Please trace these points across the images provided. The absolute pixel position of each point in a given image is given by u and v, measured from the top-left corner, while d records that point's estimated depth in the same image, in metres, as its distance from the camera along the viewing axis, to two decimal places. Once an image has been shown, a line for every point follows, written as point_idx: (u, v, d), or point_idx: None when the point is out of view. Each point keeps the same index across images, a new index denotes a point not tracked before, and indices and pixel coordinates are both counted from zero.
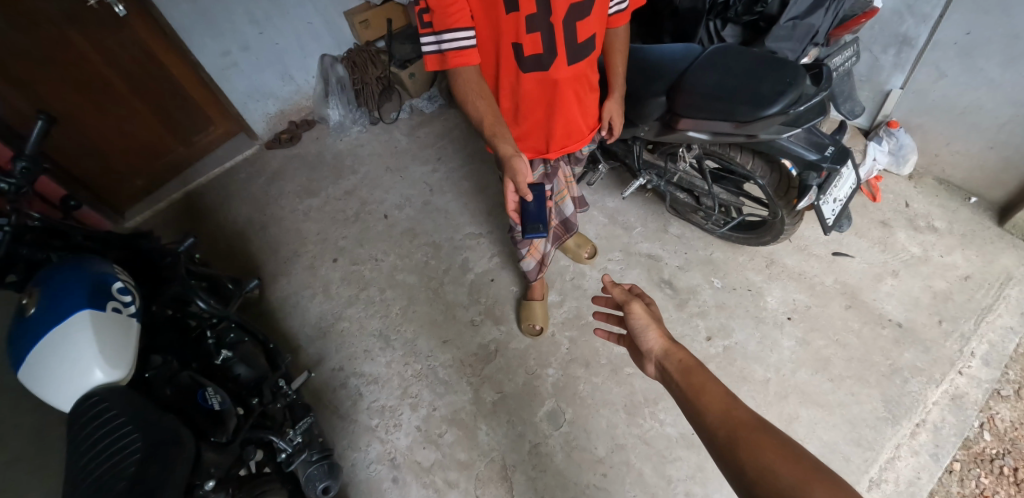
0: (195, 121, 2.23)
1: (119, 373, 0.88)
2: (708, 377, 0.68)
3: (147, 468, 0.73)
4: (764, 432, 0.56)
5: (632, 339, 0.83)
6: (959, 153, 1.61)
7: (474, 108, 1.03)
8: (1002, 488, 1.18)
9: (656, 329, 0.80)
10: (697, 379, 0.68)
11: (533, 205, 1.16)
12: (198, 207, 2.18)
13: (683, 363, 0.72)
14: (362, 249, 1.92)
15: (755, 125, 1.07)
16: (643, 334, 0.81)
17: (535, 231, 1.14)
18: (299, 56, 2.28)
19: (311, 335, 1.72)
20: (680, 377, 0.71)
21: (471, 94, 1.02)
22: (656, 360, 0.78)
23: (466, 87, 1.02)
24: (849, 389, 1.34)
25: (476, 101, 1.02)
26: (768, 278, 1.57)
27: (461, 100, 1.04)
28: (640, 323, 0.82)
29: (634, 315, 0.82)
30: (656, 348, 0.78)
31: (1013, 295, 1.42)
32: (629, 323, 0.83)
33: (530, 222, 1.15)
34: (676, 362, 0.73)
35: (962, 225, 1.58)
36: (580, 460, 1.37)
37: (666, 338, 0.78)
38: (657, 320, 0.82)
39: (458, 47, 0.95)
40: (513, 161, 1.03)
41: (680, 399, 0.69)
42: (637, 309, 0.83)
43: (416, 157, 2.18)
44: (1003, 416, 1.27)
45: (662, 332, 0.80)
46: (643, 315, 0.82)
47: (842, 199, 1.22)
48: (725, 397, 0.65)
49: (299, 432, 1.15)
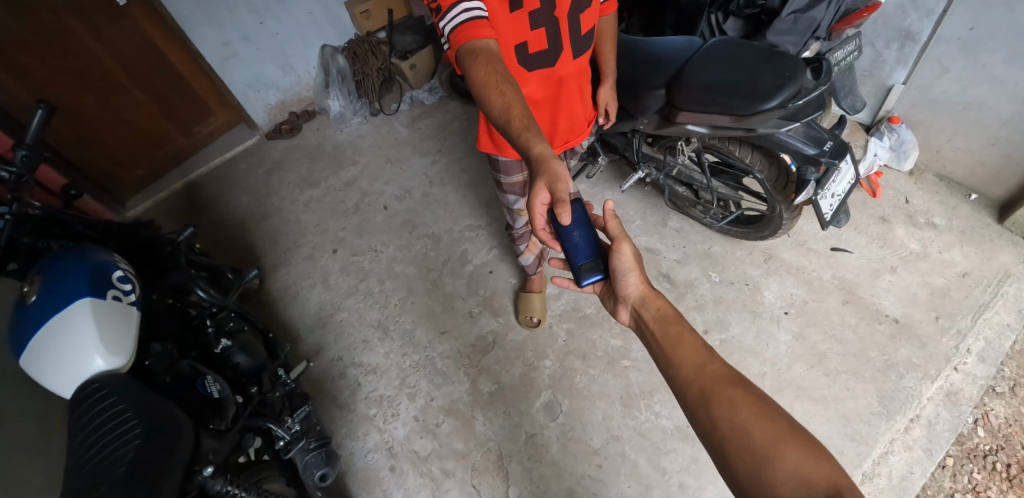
0: (195, 110, 2.22)
1: (119, 360, 0.89)
2: (687, 329, 0.69)
3: (148, 452, 0.75)
4: (740, 388, 0.59)
5: (614, 275, 0.84)
6: (960, 150, 1.60)
7: (499, 95, 0.85)
8: (994, 483, 1.19)
9: (638, 274, 0.81)
10: (674, 330, 0.69)
11: (579, 235, 0.87)
12: (198, 196, 2.18)
13: (663, 312, 0.73)
14: (361, 240, 1.93)
15: (754, 119, 1.06)
16: (625, 276, 0.81)
17: (593, 272, 0.86)
18: (300, 46, 2.27)
19: (310, 325, 1.73)
20: (658, 325, 0.72)
21: (492, 87, 0.86)
22: (634, 305, 0.79)
23: (486, 80, 0.86)
24: (845, 384, 1.35)
25: (503, 88, 0.86)
26: (766, 273, 1.57)
27: (483, 94, 0.87)
28: (624, 262, 0.82)
29: (621, 254, 0.82)
30: (635, 293, 0.79)
31: (1011, 292, 1.42)
32: (613, 261, 0.83)
33: (583, 259, 0.87)
34: (653, 309, 0.75)
35: (962, 222, 1.57)
36: (576, 450, 1.38)
37: (647, 284, 0.79)
38: (641, 266, 0.82)
39: (474, 19, 0.85)
40: (549, 161, 0.77)
41: (656, 349, 0.70)
42: (626, 249, 0.82)
43: (416, 148, 2.18)
44: (998, 413, 1.27)
45: (643, 278, 0.80)
46: (630, 256, 0.82)
47: (840, 194, 1.21)
48: (702, 349, 0.66)
49: (297, 421, 1.16)
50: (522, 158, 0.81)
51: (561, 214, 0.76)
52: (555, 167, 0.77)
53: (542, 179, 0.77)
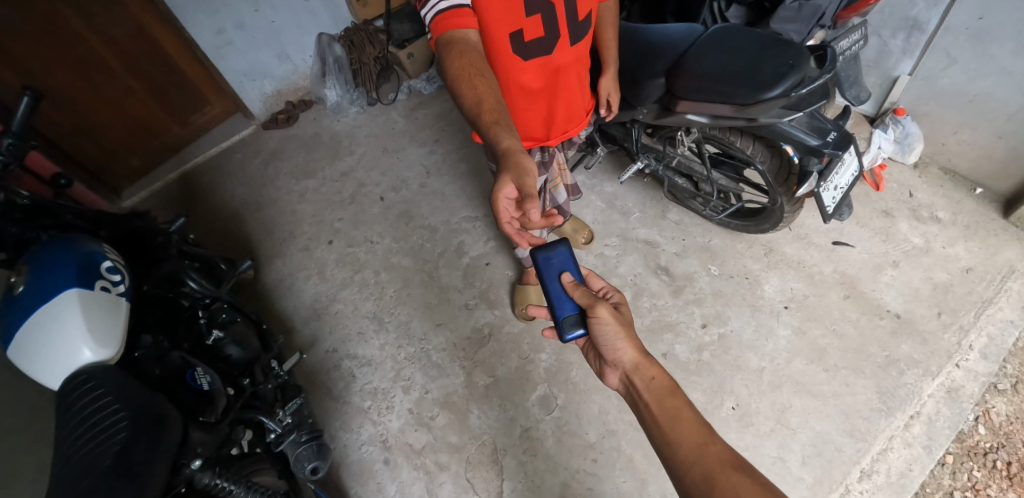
0: (190, 99, 2.19)
1: (108, 352, 0.87)
2: (684, 404, 0.72)
3: (136, 443, 0.73)
4: (744, 474, 0.61)
5: (598, 337, 0.84)
6: (966, 143, 1.57)
7: (474, 86, 0.87)
8: (994, 482, 1.17)
9: (626, 338, 0.80)
10: (670, 404, 0.72)
11: (559, 289, 0.96)
12: (194, 186, 2.16)
13: (657, 382, 0.75)
14: (357, 231, 1.91)
15: (756, 108, 1.04)
16: (613, 341, 0.81)
17: (575, 326, 0.91)
18: (296, 34, 2.24)
19: (305, 316, 1.72)
20: (652, 397, 0.74)
21: (465, 83, 0.88)
22: (626, 370, 0.80)
23: (460, 75, 0.88)
24: (845, 380, 1.33)
25: (479, 79, 0.88)
26: (766, 267, 1.55)
27: (455, 89, 0.89)
28: (607, 326, 0.82)
29: (602, 321, 0.82)
30: (626, 359, 0.80)
31: (1015, 288, 1.40)
32: (594, 323, 0.83)
33: (565, 314, 0.93)
34: (647, 378, 0.77)
35: (966, 216, 1.55)
36: (571, 445, 1.37)
37: (636, 348, 0.80)
38: (625, 326, 0.82)
39: (457, 9, 0.85)
40: (517, 155, 0.83)
41: (652, 424, 0.72)
42: (604, 314, 0.82)
43: (414, 139, 2.15)
44: (999, 410, 1.25)
45: (632, 342, 0.80)
46: (610, 318, 0.81)
47: (843, 187, 1.17)
48: (702, 429, 0.68)
49: (289, 413, 1.15)
50: (492, 152, 0.86)
51: (529, 207, 0.80)
52: (525, 159, 0.83)
53: (507, 173, 0.83)
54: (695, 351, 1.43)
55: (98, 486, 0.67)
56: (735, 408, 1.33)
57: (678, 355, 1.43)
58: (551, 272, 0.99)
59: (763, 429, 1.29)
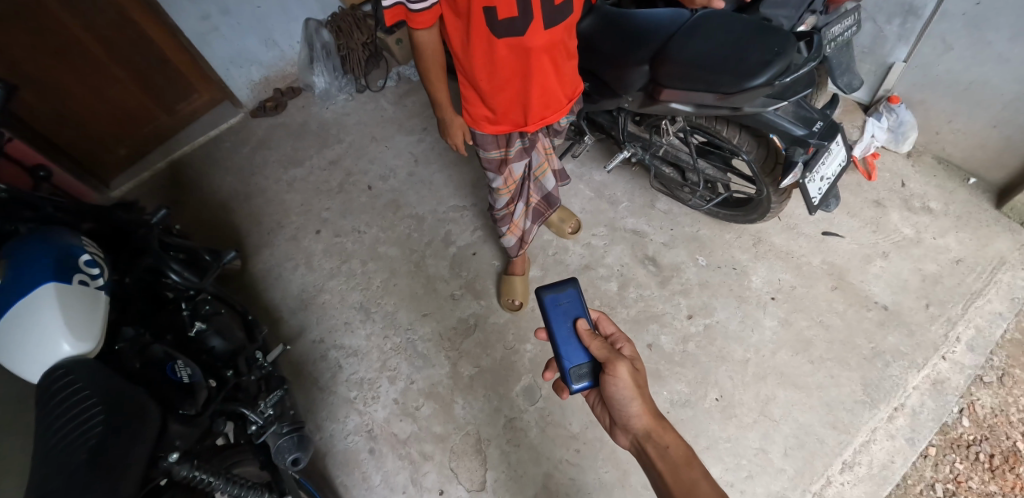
0: (176, 86, 2.16)
1: (87, 344, 0.84)
2: (701, 475, 0.72)
3: (113, 438, 0.69)
4: None
5: (612, 398, 0.82)
6: (961, 132, 1.54)
7: (437, 83, 1.03)
8: (976, 474, 1.17)
9: (641, 401, 0.79)
10: (685, 477, 0.72)
11: (569, 334, 0.91)
12: (182, 175, 2.14)
13: (673, 451, 0.75)
14: (345, 221, 1.89)
15: (739, 97, 1.01)
16: (628, 403, 0.80)
17: (582, 379, 0.88)
18: (283, 20, 2.18)
19: (293, 306, 1.71)
20: (667, 466, 0.74)
21: (434, 59, 0.98)
22: (638, 435, 0.81)
23: (430, 51, 0.96)
24: (829, 372, 1.32)
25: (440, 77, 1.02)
26: (754, 257, 1.53)
27: (423, 65, 0.99)
28: (623, 388, 0.80)
29: (619, 381, 0.80)
30: (639, 424, 0.80)
31: (1005, 280, 1.38)
32: (609, 383, 0.81)
33: (571, 365, 0.89)
34: (662, 445, 0.77)
35: (959, 207, 1.52)
36: (554, 435, 1.38)
37: (650, 413, 0.79)
38: (640, 388, 0.80)
39: (422, 14, 0.87)
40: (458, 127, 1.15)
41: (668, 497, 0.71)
42: (622, 372, 0.80)
43: (402, 126, 2.12)
44: (984, 403, 1.25)
45: (646, 406, 0.79)
46: (627, 378, 0.79)
47: (830, 178, 1.15)
48: None
49: (271, 404, 1.13)
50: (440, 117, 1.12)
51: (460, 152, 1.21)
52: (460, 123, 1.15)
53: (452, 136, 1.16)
54: (680, 342, 1.43)
55: (72, 482, 0.62)
56: (719, 399, 1.32)
57: (663, 346, 1.42)
58: (561, 316, 0.93)
59: (746, 420, 1.29)
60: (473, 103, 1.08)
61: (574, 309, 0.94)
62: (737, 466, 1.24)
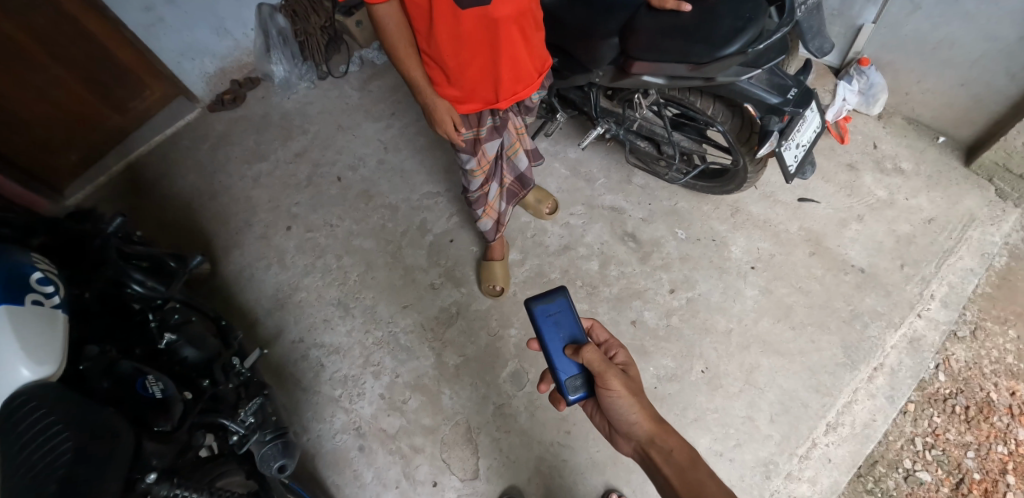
0: (126, 83, 1.98)
1: (48, 368, 0.73)
2: (707, 474, 0.71)
3: (84, 465, 0.62)
4: None
5: (611, 408, 0.80)
6: (930, 92, 1.55)
7: (406, 66, 0.98)
8: (953, 426, 1.22)
9: (639, 410, 0.78)
10: (692, 478, 0.71)
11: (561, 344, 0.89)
12: (141, 178, 2.01)
13: (676, 454, 0.74)
14: (316, 215, 1.82)
15: (712, 67, 0.99)
16: (627, 412, 0.78)
17: (577, 389, 0.87)
18: (232, 6, 2.03)
19: (268, 307, 1.65)
20: (673, 470, 0.73)
21: (399, 37, 0.93)
22: (640, 442, 0.79)
23: (393, 26, 0.91)
24: (811, 336, 1.34)
25: (408, 60, 0.96)
26: (733, 227, 1.53)
27: (387, 41, 0.94)
28: (619, 398, 0.78)
29: (614, 394, 0.78)
30: (642, 430, 0.78)
31: (975, 236, 1.41)
32: (605, 395, 0.79)
33: (565, 378, 0.87)
34: (666, 450, 0.76)
35: (929, 167, 1.54)
36: (544, 418, 1.38)
37: (651, 418, 0.78)
38: (637, 395, 0.79)
39: None
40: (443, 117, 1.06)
41: None
42: (616, 385, 0.78)
43: (368, 113, 2.05)
44: (959, 357, 1.28)
45: (645, 413, 0.78)
46: (621, 388, 0.77)
47: (805, 144, 1.13)
48: None
49: (251, 413, 1.08)
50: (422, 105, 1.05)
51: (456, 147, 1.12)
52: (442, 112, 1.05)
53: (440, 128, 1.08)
54: (664, 316, 1.42)
55: None
56: (704, 372, 1.33)
57: (647, 322, 1.42)
58: (552, 327, 0.90)
59: (732, 390, 1.30)
60: (444, 85, 1.02)
61: (566, 320, 0.91)
62: (726, 435, 1.25)
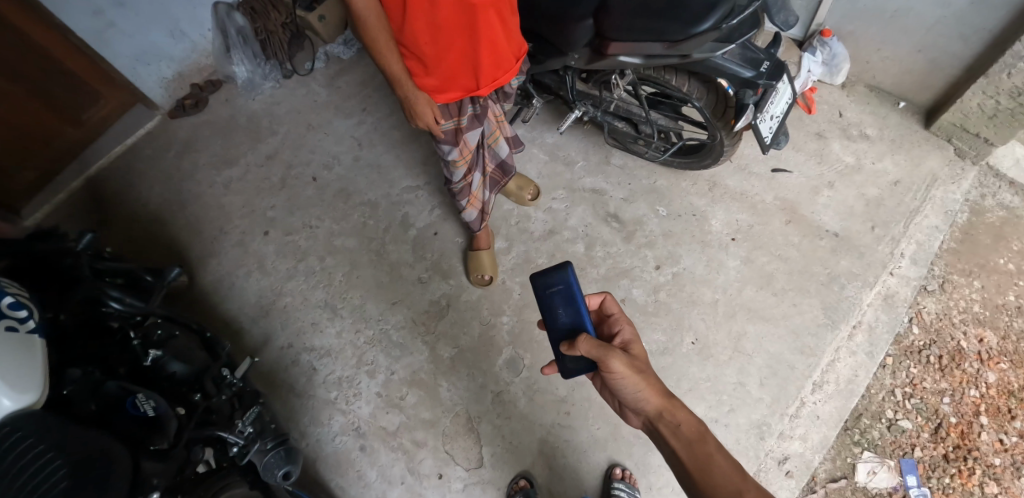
0: (79, 94, 1.84)
1: (32, 395, 0.66)
2: (715, 448, 0.73)
3: (79, 496, 0.59)
4: None
5: (616, 386, 0.81)
6: (889, 59, 1.61)
7: (385, 59, 0.95)
8: (928, 374, 1.30)
9: (646, 388, 0.79)
10: (700, 453, 0.73)
11: (564, 316, 0.91)
12: (103, 192, 1.92)
13: (685, 429, 0.76)
14: (294, 217, 1.78)
15: (688, 44, 1.01)
16: (632, 389, 0.79)
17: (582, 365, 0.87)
18: (187, 6, 1.91)
19: (253, 315, 1.62)
20: (681, 444, 0.75)
21: (379, 29, 0.90)
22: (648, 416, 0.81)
23: (372, 19, 0.88)
24: (792, 301, 1.40)
25: (387, 53, 0.94)
26: (711, 201, 1.57)
27: (366, 34, 0.91)
28: (622, 379, 0.79)
29: (617, 375, 0.79)
30: (650, 406, 0.80)
31: (938, 195, 1.49)
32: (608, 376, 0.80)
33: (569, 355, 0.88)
34: (674, 424, 0.77)
35: (892, 131, 1.61)
36: (543, 402, 1.40)
37: (659, 395, 0.79)
38: (642, 373, 0.79)
39: None
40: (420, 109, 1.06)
41: (685, 474, 0.73)
42: (618, 367, 0.78)
43: (339, 110, 2.00)
44: (930, 310, 1.36)
45: (651, 390, 0.79)
46: (623, 370, 0.78)
47: (778, 116, 1.16)
48: (737, 479, 0.68)
49: (249, 422, 1.05)
50: (399, 96, 1.04)
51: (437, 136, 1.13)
52: (420, 104, 1.05)
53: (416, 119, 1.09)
54: (651, 292, 1.46)
55: None
56: (695, 343, 1.37)
57: (636, 299, 1.45)
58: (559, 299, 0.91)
59: (722, 358, 1.35)
60: (422, 76, 1.01)
61: (571, 295, 0.91)
62: (720, 402, 1.30)
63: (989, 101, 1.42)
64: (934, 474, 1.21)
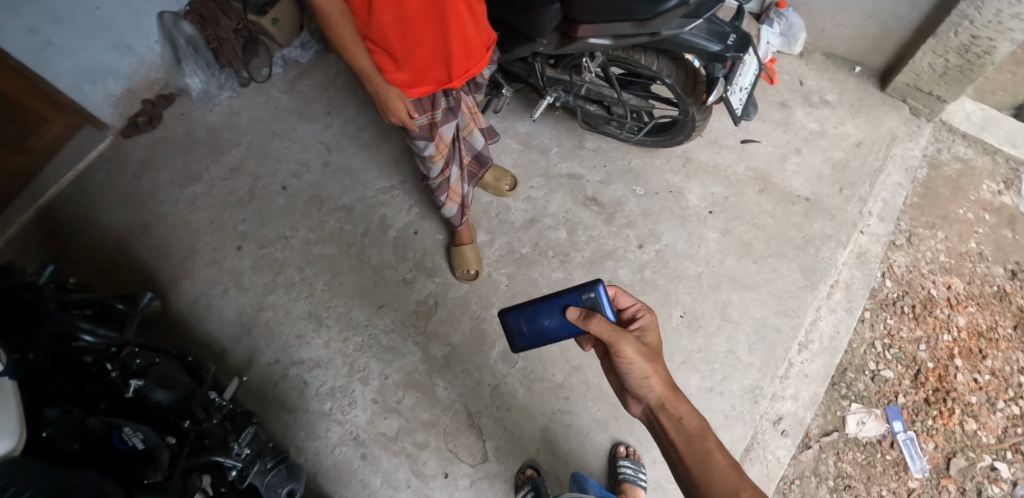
0: (22, 120, 1.72)
1: (9, 441, 0.61)
2: (715, 445, 0.76)
3: None
4: None
5: (623, 371, 0.84)
6: (842, 26, 1.67)
7: (351, 56, 0.94)
8: (904, 324, 1.36)
9: (655, 378, 0.81)
10: (699, 449, 0.76)
11: (550, 323, 0.94)
12: (56, 221, 1.79)
13: (687, 424, 0.79)
14: (267, 229, 1.73)
15: (656, 22, 1.02)
16: (642, 374, 0.81)
17: None
18: (131, 19, 1.80)
19: (235, 334, 1.56)
20: (681, 438, 0.78)
21: (343, 24, 0.88)
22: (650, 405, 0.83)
23: (335, 14, 0.86)
24: (772, 267, 1.44)
25: (353, 49, 0.92)
26: (686, 177, 1.60)
27: (330, 29, 0.89)
28: (633, 364, 0.81)
29: (628, 358, 0.80)
30: (654, 395, 0.82)
31: (898, 153, 1.56)
32: (617, 360, 0.82)
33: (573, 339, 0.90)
34: (676, 418, 0.80)
35: (851, 96, 1.68)
36: (541, 390, 1.41)
37: (667, 386, 0.81)
38: (654, 364, 0.82)
39: None
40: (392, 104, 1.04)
41: (681, 467, 0.76)
42: (630, 353, 0.80)
43: (303, 115, 1.95)
44: (900, 263, 1.42)
45: (659, 381, 0.81)
46: (634, 356, 0.80)
47: (747, 87, 1.19)
48: (731, 479, 0.71)
49: (246, 443, 1.02)
50: (370, 93, 1.02)
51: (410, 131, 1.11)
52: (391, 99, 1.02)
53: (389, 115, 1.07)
54: (637, 271, 1.48)
55: None
56: (683, 316, 1.40)
57: (622, 279, 1.47)
58: (531, 331, 0.96)
59: (710, 328, 1.38)
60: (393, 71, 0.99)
61: (531, 317, 0.95)
62: (712, 371, 1.33)
63: (939, 60, 1.49)
64: (918, 418, 1.28)
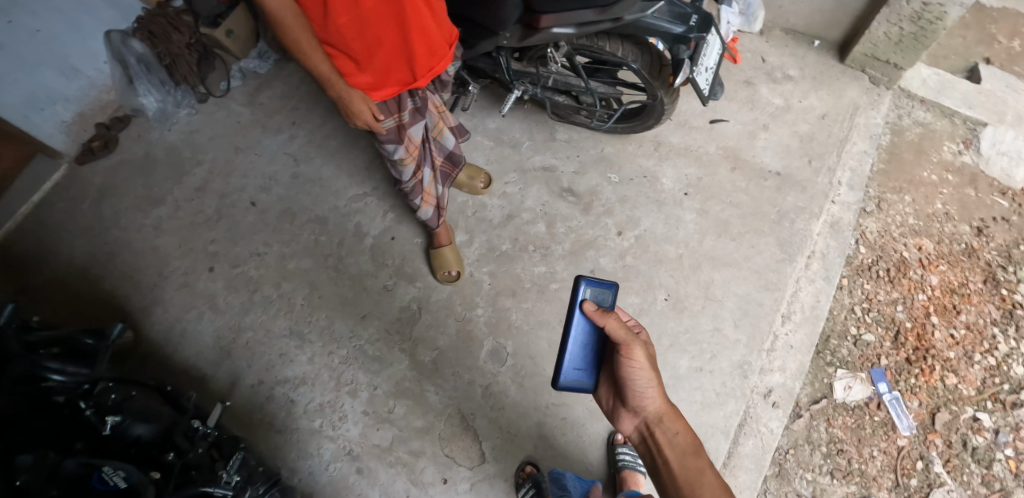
0: None
1: None
2: (706, 465, 0.82)
3: None
4: None
5: (627, 378, 0.88)
6: (799, 2, 1.69)
7: (310, 60, 0.91)
8: (880, 288, 1.40)
9: (656, 390, 0.87)
10: (691, 465, 0.82)
11: (576, 350, 0.94)
12: (9, 258, 1.68)
13: (680, 440, 0.85)
14: (239, 248, 1.68)
15: (618, 7, 1.03)
16: (647, 383, 0.87)
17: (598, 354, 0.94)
18: (74, 40, 1.75)
19: (214, 359, 1.51)
20: (675, 451, 0.84)
21: (297, 27, 0.85)
22: (648, 418, 0.88)
23: (288, 18, 0.83)
24: (750, 243, 1.46)
25: (311, 54, 0.90)
26: (659, 160, 1.61)
27: (285, 34, 0.86)
28: (640, 370, 0.87)
29: (636, 362, 0.86)
30: (652, 408, 0.87)
31: (861, 122, 1.60)
32: (625, 363, 0.87)
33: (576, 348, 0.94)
34: (672, 432, 0.85)
35: (812, 69, 1.71)
36: (533, 385, 1.40)
37: (665, 401, 0.88)
38: (658, 377, 0.88)
39: None
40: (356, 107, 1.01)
41: (672, 481, 0.81)
42: (639, 358, 0.86)
43: (266, 128, 1.89)
44: (871, 229, 1.46)
45: (660, 394, 0.87)
46: (643, 360, 0.86)
47: (711, 68, 1.20)
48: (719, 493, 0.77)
49: (234, 470, 0.99)
50: (334, 97, 0.99)
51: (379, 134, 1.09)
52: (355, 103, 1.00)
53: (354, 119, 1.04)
54: (618, 258, 1.48)
55: None
56: (668, 298, 1.40)
57: (604, 268, 1.47)
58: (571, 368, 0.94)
59: (695, 308, 1.39)
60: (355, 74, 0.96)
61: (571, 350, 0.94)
62: (701, 351, 1.34)
63: (894, 29, 1.53)
64: (901, 377, 1.31)
